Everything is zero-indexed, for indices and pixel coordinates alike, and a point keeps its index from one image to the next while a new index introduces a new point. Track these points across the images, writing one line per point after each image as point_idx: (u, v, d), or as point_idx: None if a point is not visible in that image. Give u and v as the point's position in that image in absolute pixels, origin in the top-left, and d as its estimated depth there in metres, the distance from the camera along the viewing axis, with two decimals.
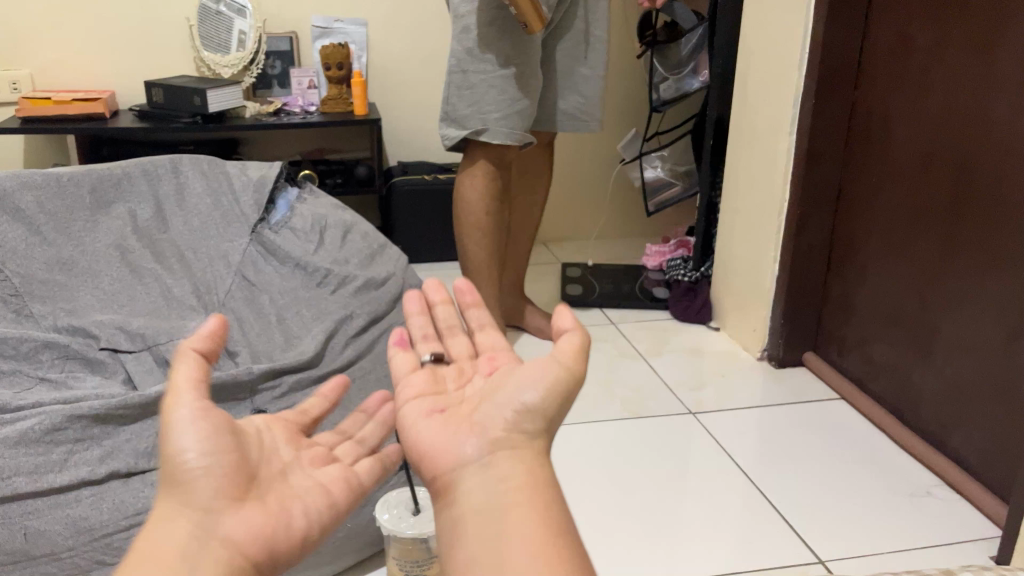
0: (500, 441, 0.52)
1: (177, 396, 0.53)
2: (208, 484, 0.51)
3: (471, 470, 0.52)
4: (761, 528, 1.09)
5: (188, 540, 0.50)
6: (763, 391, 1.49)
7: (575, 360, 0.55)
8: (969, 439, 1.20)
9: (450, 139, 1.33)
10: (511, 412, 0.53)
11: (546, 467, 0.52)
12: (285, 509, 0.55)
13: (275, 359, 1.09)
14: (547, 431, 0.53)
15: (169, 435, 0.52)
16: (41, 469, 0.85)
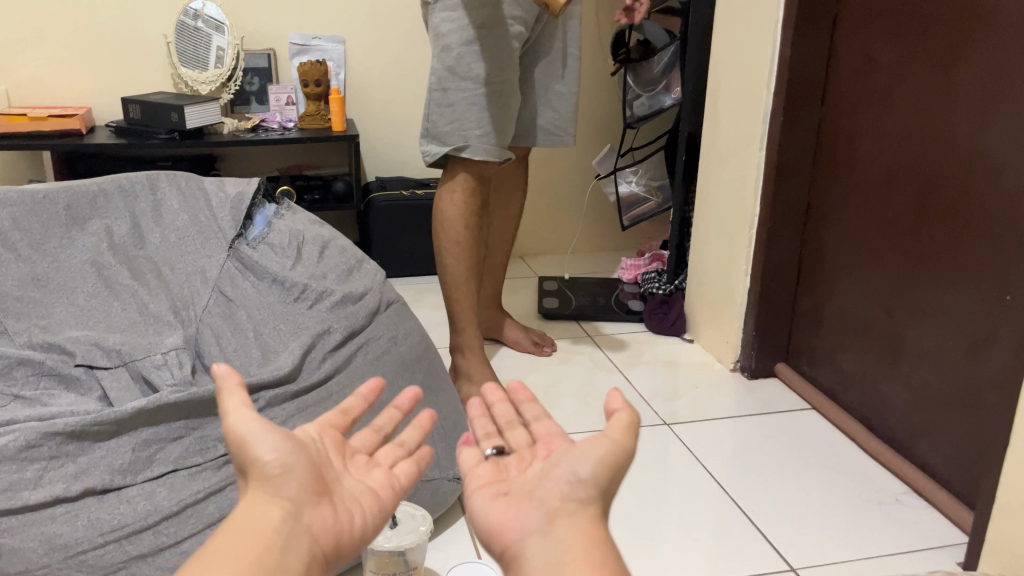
0: (558, 510, 0.58)
1: (239, 414, 0.58)
2: (290, 478, 0.57)
3: (533, 539, 0.57)
4: (735, 538, 1.11)
5: (280, 523, 0.55)
6: (735, 401, 1.51)
7: (625, 433, 0.61)
8: (935, 447, 1.22)
9: (431, 156, 1.34)
10: (567, 483, 0.59)
11: (602, 531, 0.58)
12: (348, 508, 0.60)
13: (251, 374, 1.10)
14: (600, 498, 0.59)
15: (244, 445, 0.57)
16: (16, 486, 0.85)
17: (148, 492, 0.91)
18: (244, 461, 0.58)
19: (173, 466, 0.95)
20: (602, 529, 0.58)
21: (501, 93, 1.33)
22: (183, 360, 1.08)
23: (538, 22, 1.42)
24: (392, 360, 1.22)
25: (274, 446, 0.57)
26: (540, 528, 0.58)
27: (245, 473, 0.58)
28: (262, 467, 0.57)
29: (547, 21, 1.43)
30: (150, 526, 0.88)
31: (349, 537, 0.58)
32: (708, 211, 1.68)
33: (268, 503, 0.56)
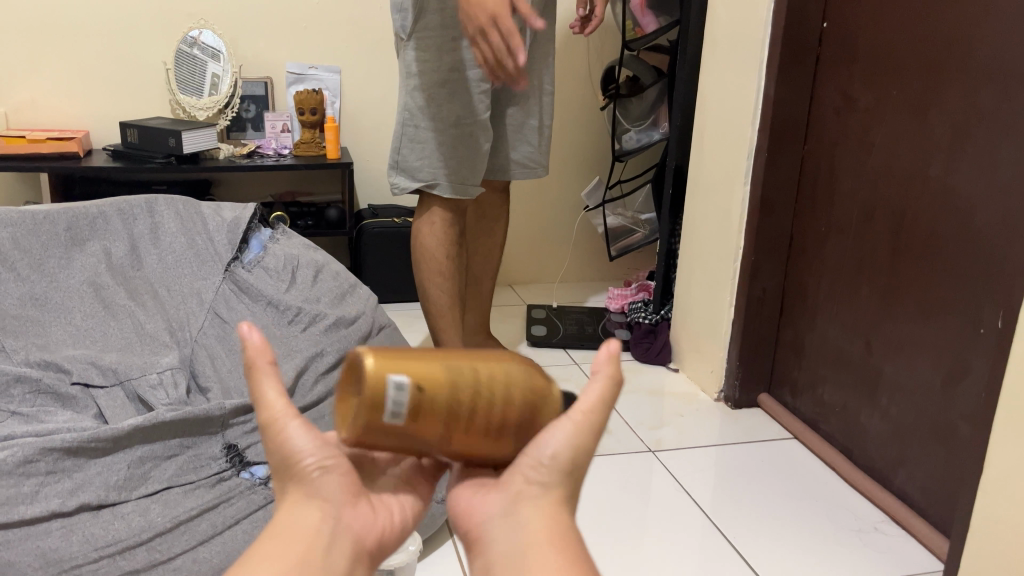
0: (519, 495, 0.52)
1: (279, 416, 0.56)
2: (329, 479, 0.54)
3: (494, 522, 0.52)
4: (719, 564, 1.13)
5: (321, 525, 0.52)
6: (719, 430, 1.54)
7: (598, 405, 0.55)
8: (911, 476, 1.26)
9: (400, 187, 1.38)
10: (534, 462, 0.53)
11: (567, 518, 0.52)
12: (386, 507, 0.58)
13: (245, 394, 1.13)
14: (567, 482, 0.53)
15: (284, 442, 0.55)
16: (12, 501, 0.87)
17: (142, 508, 0.93)
18: (282, 461, 0.55)
19: (168, 483, 0.97)
20: (566, 519, 0.52)
21: (473, 134, 1.37)
22: (178, 379, 1.11)
23: (509, 63, 1.47)
24: None
25: (315, 443, 0.55)
26: (500, 511, 0.53)
27: (284, 471, 0.55)
28: (299, 466, 0.54)
29: (518, 64, 1.49)
30: (143, 542, 0.88)
31: (390, 535, 0.56)
32: (694, 244, 1.72)
33: (313, 505, 0.53)
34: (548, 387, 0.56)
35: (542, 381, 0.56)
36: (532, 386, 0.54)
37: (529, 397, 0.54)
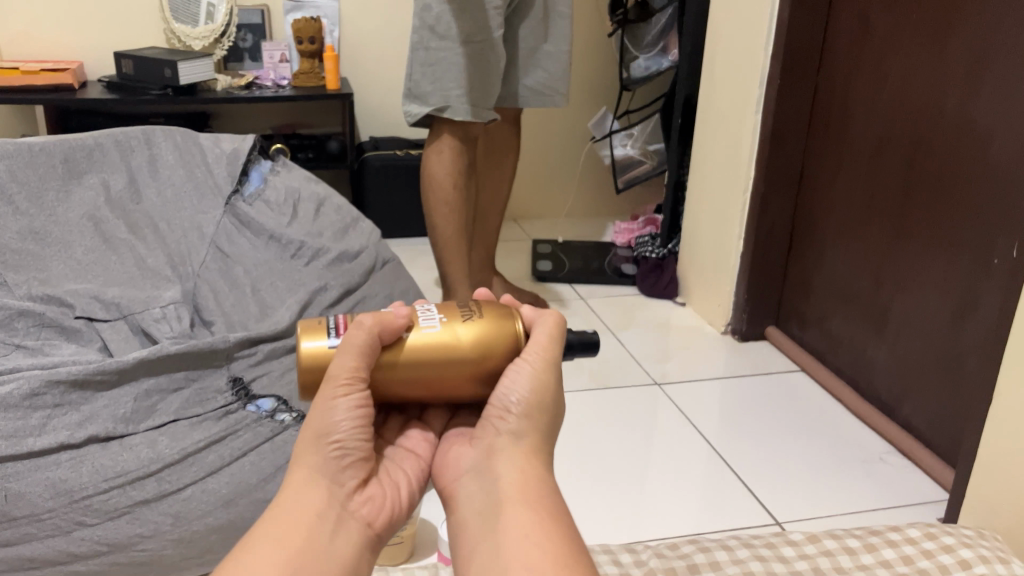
0: (492, 448, 0.59)
1: (340, 384, 0.56)
2: (347, 461, 0.57)
3: (467, 476, 0.60)
4: (726, 497, 1.14)
5: (327, 510, 0.56)
6: (725, 363, 1.54)
7: (548, 344, 0.61)
8: (918, 408, 1.26)
9: (412, 115, 1.36)
10: (500, 414, 0.59)
11: (537, 462, 0.58)
12: (395, 481, 0.61)
13: (250, 329, 1.11)
14: (536, 428, 0.59)
15: (318, 417, 0.57)
16: (20, 433, 0.87)
17: (150, 440, 0.92)
18: (315, 433, 0.57)
19: (174, 417, 0.96)
20: (536, 463, 0.58)
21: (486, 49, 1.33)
22: (181, 313, 1.10)
23: None
24: None
25: (355, 415, 0.57)
26: (479, 463, 0.60)
27: (300, 443, 0.57)
28: (323, 441, 0.57)
29: None
30: (153, 474, 0.88)
31: (397, 512, 0.60)
32: (703, 174, 1.68)
33: (326, 484, 0.56)
34: (496, 323, 0.60)
35: (492, 319, 0.61)
36: (465, 325, 0.60)
37: (454, 334, 0.59)
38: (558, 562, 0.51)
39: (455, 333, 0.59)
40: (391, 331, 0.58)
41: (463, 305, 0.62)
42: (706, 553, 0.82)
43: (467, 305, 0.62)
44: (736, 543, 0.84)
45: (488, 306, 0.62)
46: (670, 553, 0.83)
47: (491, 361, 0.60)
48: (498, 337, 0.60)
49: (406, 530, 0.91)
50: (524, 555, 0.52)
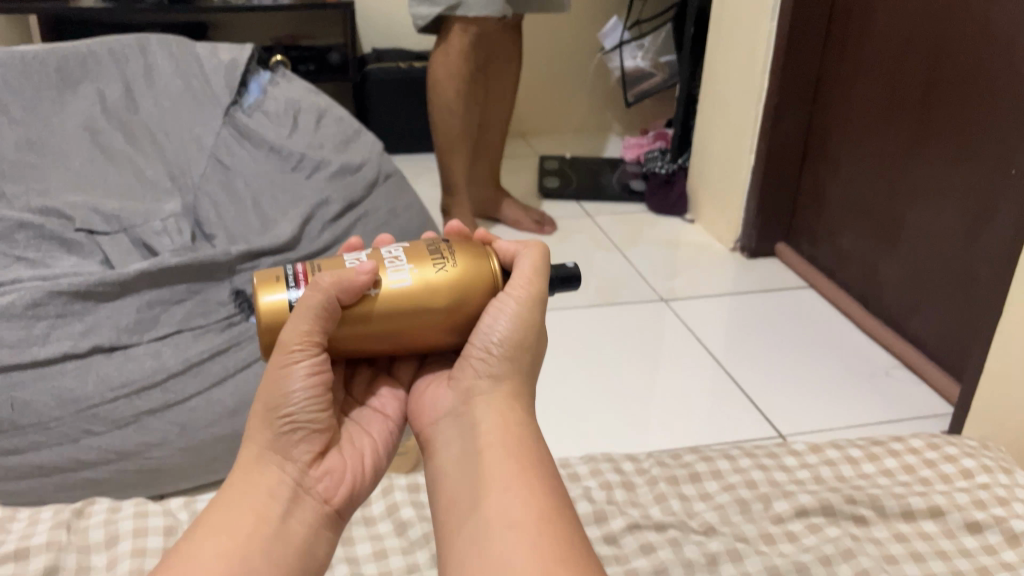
0: (472, 391, 0.57)
1: (292, 351, 0.53)
2: (301, 435, 0.55)
3: (447, 421, 0.58)
4: (730, 409, 1.15)
5: (279, 489, 0.54)
6: (733, 279, 1.53)
7: (531, 279, 0.56)
8: (927, 323, 1.25)
9: (423, 19, 1.35)
10: (480, 357, 0.56)
11: (517, 405, 0.56)
12: (360, 450, 0.59)
13: (251, 241, 1.10)
14: (517, 370, 0.57)
15: (268, 390, 0.54)
16: (24, 343, 0.87)
17: (154, 352, 0.92)
18: (265, 408, 0.54)
19: (178, 328, 0.96)
20: (516, 406, 0.56)
21: None
22: (182, 227, 1.09)
23: None
24: (389, 232, 1.20)
25: (309, 387, 0.54)
26: (458, 408, 0.57)
27: (252, 419, 0.55)
28: (273, 416, 0.54)
29: None
30: (158, 384, 0.88)
31: (361, 484, 0.58)
32: (715, 85, 1.63)
33: (278, 462, 0.55)
34: (472, 268, 0.56)
35: (467, 263, 0.56)
36: (439, 273, 0.55)
37: (428, 285, 0.55)
38: (538, 508, 0.48)
39: (429, 284, 0.55)
40: (351, 292, 0.53)
41: (434, 245, 0.57)
42: (708, 463, 0.82)
43: (438, 244, 0.57)
44: (738, 453, 0.84)
45: (461, 245, 0.58)
46: (672, 462, 0.83)
47: (467, 309, 0.56)
48: (475, 283, 0.56)
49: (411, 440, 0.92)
50: (504, 502, 0.49)
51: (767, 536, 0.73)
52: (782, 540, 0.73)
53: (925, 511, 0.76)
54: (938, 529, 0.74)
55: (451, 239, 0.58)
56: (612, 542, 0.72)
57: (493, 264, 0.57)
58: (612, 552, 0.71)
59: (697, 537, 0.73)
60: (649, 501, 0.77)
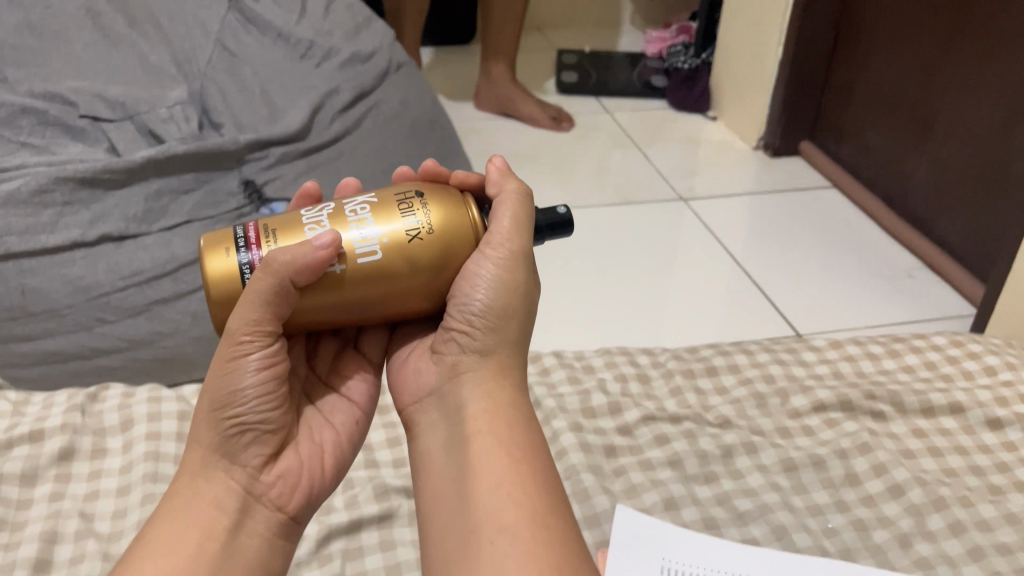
0: (456, 368, 0.50)
1: (241, 340, 0.47)
2: (252, 435, 0.49)
3: (430, 402, 0.51)
4: (746, 307, 1.13)
5: (228, 499, 0.48)
6: (755, 178, 1.49)
7: (512, 233, 0.49)
8: (953, 222, 1.21)
9: None
10: (462, 329, 0.49)
11: (507, 382, 0.49)
12: (319, 446, 0.53)
13: (260, 131, 1.06)
14: (505, 341, 0.49)
15: (213, 383, 0.48)
16: (33, 230, 0.86)
17: (164, 241, 0.90)
18: (208, 407, 0.48)
19: (187, 218, 0.94)
20: (507, 383, 0.49)
21: None
22: (189, 115, 1.07)
23: None
24: (402, 123, 1.16)
25: (259, 380, 0.48)
26: (442, 388, 0.50)
27: (196, 418, 0.49)
28: (218, 415, 0.48)
29: None
30: (169, 273, 0.87)
31: (322, 485, 0.52)
32: None
33: (225, 469, 0.48)
34: (448, 230, 0.48)
35: (443, 226, 0.48)
36: (411, 242, 0.48)
37: (403, 256, 0.48)
38: (530, 509, 0.42)
39: (401, 255, 0.48)
40: (305, 271, 0.46)
41: (404, 201, 0.49)
42: (725, 357, 0.81)
43: (410, 199, 0.49)
44: (756, 347, 0.83)
45: (434, 199, 0.49)
46: (689, 356, 0.81)
47: (446, 278, 0.49)
48: (452, 249, 0.49)
49: None
50: (493, 502, 0.42)
51: (783, 430, 0.73)
52: (798, 434, 0.72)
53: (945, 407, 0.75)
54: (957, 425, 0.74)
55: (423, 190, 0.49)
56: (626, 434, 0.72)
57: (471, 218, 0.50)
58: (626, 442, 0.71)
59: (713, 429, 0.72)
60: (665, 393, 0.76)
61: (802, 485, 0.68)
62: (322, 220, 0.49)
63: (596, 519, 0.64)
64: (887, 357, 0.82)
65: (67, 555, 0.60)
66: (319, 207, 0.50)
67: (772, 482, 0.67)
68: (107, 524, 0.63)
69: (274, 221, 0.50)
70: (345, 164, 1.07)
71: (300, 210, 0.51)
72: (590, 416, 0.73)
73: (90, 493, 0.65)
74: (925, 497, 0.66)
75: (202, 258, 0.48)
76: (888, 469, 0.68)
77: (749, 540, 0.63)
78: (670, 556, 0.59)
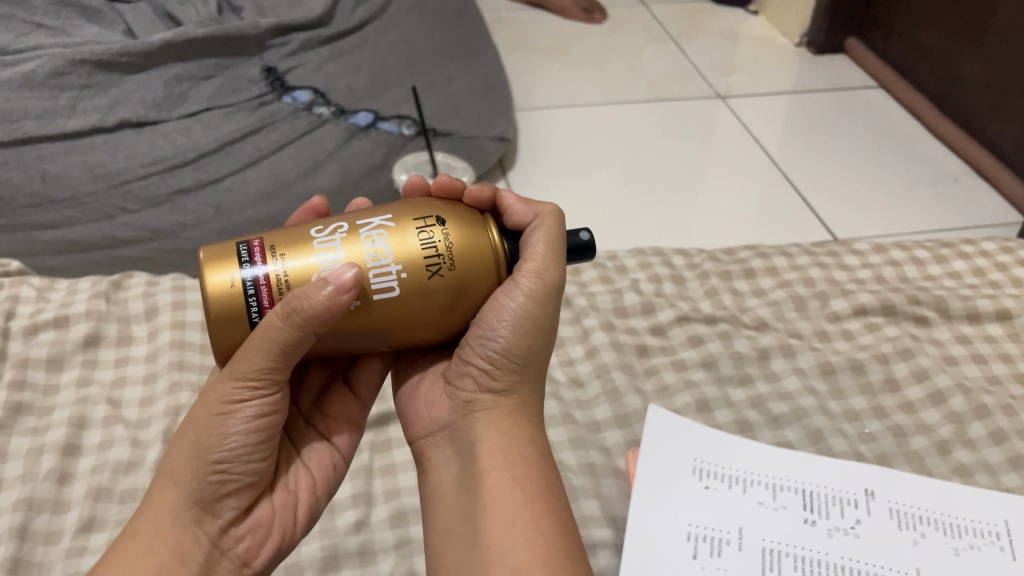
0: (471, 403, 0.46)
1: (245, 385, 0.41)
2: (233, 484, 0.43)
3: (442, 438, 0.48)
4: (782, 209, 1.10)
5: (193, 551, 0.41)
6: (796, 76, 1.42)
7: (550, 262, 0.44)
8: (1006, 126, 1.15)
9: None
10: (483, 365, 0.45)
11: (524, 426, 0.46)
12: (293, 493, 0.48)
13: (282, 15, 1.03)
14: (524, 379, 0.46)
15: (203, 421, 0.42)
16: (50, 114, 0.84)
17: (184, 128, 0.87)
18: (193, 446, 0.42)
19: (208, 105, 0.90)
20: (524, 427, 0.46)
21: None
22: None
23: None
24: (428, 11, 1.10)
25: (251, 430, 0.42)
26: (456, 423, 0.47)
27: (172, 454, 0.42)
28: (202, 459, 0.41)
29: None
30: (190, 162, 0.84)
31: (290, 538, 0.47)
32: None
33: (195, 517, 0.42)
34: (472, 261, 0.42)
35: (467, 259, 0.42)
36: (433, 277, 0.41)
37: (420, 294, 0.41)
38: (549, 563, 0.40)
39: (421, 292, 0.41)
40: (316, 322, 0.39)
41: (422, 228, 0.42)
42: (764, 259, 0.78)
43: (428, 224, 0.42)
44: (797, 250, 0.80)
45: (455, 225, 0.42)
46: (726, 257, 0.78)
47: (464, 308, 0.43)
48: (474, 282, 0.42)
49: None
50: (510, 552, 0.40)
51: (822, 334, 0.71)
52: (837, 338, 0.70)
53: (992, 314, 0.72)
54: (1003, 332, 0.71)
55: (444, 216, 0.42)
56: (659, 334, 0.70)
57: (490, 241, 0.43)
58: (659, 342, 0.69)
59: (749, 331, 0.70)
60: (700, 295, 0.74)
61: (839, 390, 0.66)
62: (334, 245, 0.41)
63: (627, 419, 0.63)
64: (932, 262, 0.78)
65: (96, 441, 0.60)
66: (330, 227, 0.42)
67: (809, 387, 0.66)
68: (135, 411, 0.62)
69: (281, 239, 0.42)
70: (370, 53, 1.02)
71: (307, 226, 0.43)
72: (622, 315, 0.71)
73: (116, 380, 0.64)
74: (967, 404, 0.64)
75: (205, 278, 0.40)
76: (930, 375, 0.66)
77: (784, 443, 0.62)
78: (704, 456, 0.58)
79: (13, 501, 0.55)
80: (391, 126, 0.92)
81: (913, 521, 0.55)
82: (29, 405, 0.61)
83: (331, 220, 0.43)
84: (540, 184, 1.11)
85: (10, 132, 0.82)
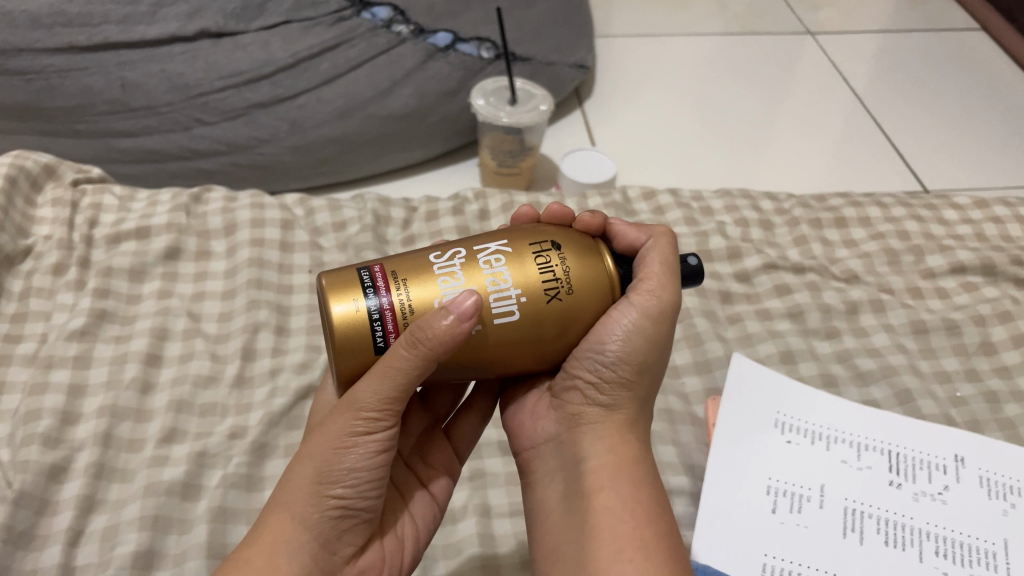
0: (577, 416, 0.43)
1: (369, 417, 0.38)
2: (350, 519, 0.40)
3: (546, 451, 0.45)
4: (864, 151, 1.05)
5: None
6: (892, 14, 1.33)
7: (665, 279, 0.42)
8: None
9: None
10: (591, 377, 0.42)
11: (633, 443, 0.43)
12: (401, 540, 0.45)
13: None
14: (633, 395, 0.43)
15: (325, 450, 0.39)
16: (131, 21, 0.79)
17: (262, 41, 0.82)
18: (315, 472, 0.39)
19: (286, 18, 0.84)
20: (632, 443, 0.43)
21: None
22: None
23: None
24: None
25: (373, 464, 0.40)
26: (561, 436, 0.44)
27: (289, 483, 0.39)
28: (322, 488, 0.38)
29: None
30: (268, 77, 0.82)
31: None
32: None
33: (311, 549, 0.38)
34: (589, 291, 0.40)
35: (582, 285, 0.40)
36: (552, 301, 0.39)
37: (532, 324, 0.39)
38: None
39: (538, 320, 0.39)
40: (439, 350, 0.37)
41: (539, 253, 0.39)
42: (857, 209, 0.75)
43: (544, 250, 0.40)
44: (892, 201, 0.76)
45: (571, 251, 0.40)
46: (816, 205, 0.75)
47: (578, 328, 0.40)
48: (590, 309, 0.40)
49: (528, 162, 0.87)
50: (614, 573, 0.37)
51: (915, 291, 0.67)
52: (931, 296, 0.67)
53: None
54: None
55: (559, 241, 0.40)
56: (744, 280, 0.67)
57: (605, 268, 0.41)
58: (744, 290, 0.67)
59: (838, 284, 0.67)
60: (788, 243, 0.71)
61: (930, 350, 0.63)
62: (454, 271, 0.39)
63: (707, 365, 0.61)
64: None
65: (175, 353, 0.60)
66: (448, 252, 0.40)
67: (898, 344, 0.63)
68: (214, 325, 0.63)
69: (400, 265, 0.40)
70: None
71: (422, 252, 0.40)
72: (707, 259, 0.68)
73: (195, 294, 0.64)
74: None
75: (325, 300, 0.38)
76: None
77: (869, 402, 0.60)
78: (787, 411, 0.56)
79: (98, 407, 0.56)
80: (470, 46, 0.89)
81: (1004, 491, 0.53)
82: (112, 314, 0.62)
83: (447, 245, 0.41)
84: (614, 114, 1.08)
85: (92, 36, 0.77)
